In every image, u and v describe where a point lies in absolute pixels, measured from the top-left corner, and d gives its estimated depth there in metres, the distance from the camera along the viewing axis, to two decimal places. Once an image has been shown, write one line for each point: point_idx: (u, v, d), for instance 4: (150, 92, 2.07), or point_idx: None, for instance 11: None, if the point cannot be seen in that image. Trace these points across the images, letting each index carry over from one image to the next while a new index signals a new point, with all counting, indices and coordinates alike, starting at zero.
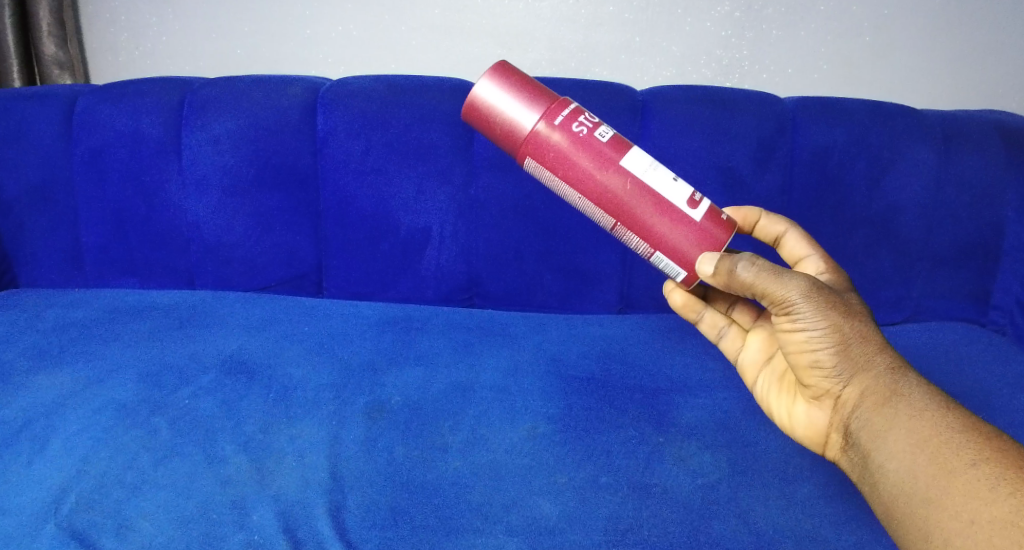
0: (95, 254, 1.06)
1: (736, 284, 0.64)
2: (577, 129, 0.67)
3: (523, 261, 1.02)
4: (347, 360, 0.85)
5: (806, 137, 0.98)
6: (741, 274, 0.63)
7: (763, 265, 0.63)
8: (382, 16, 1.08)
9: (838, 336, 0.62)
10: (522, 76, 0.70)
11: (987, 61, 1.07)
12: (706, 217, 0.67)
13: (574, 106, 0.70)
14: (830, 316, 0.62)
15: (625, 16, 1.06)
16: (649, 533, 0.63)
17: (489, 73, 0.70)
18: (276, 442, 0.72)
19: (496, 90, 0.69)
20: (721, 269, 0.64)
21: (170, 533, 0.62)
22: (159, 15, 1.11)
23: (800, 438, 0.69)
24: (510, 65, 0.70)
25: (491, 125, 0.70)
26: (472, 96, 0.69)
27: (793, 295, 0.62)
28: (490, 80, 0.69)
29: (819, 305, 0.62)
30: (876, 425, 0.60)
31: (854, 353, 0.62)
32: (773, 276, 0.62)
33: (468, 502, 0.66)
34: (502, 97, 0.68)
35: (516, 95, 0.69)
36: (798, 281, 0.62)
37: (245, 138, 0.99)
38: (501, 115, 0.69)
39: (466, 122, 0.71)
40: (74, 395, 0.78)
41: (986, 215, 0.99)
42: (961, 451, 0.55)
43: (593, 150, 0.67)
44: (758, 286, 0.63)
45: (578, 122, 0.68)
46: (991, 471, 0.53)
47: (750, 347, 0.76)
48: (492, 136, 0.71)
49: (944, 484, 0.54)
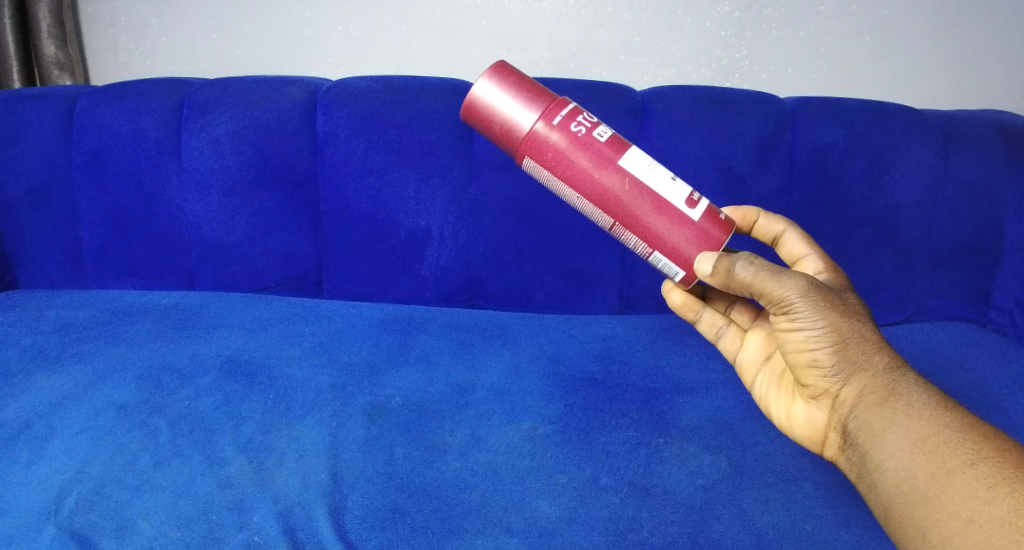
0: (95, 255, 1.06)
1: (735, 283, 0.64)
2: (576, 129, 0.67)
3: (523, 261, 1.02)
4: (347, 361, 0.85)
5: (806, 137, 0.98)
6: (739, 273, 0.63)
7: (761, 264, 0.63)
8: (382, 16, 1.08)
9: (836, 335, 0.62)
10: (520, 76, 0.70)
11: (987, 61, 1.07)
12: (705, 217, 0.67)
13: (573, 105, 0.70)
14: (829, 316, 0.62)
15: (625, 16, 1.06)
16: (648, 533, 0.63)
17: (488, 73, 0.69)
18: (276, 442, 0.72)
19: (495, 90, 0.69)
20: (719, 268, 0.64)
21: (170, 534, 0.62)
22: (160, 15, 1.11)
23: (799, 438, 0.69)
24: (509, 65, 0.70)
25: (489, 125, 0.70)
26: (471, 96, 0.69)
27: (791, 294, 0.62)
28: (489, 80, 0.69)
29: (818, 305, 0.62)
30: (875, 424, 0.60)
31: (852, 352, 0.62)
32: (771, 275, 0.62)
33: (468, 503, 0.66)
34: (501, 96, 0.68)
35: (515, 95, 0.69)
36: (796, 280, 0.62)
37: (245, 139, 0.99)
38: (500, 115, 0.69)
39: (464, 122, 0.71)
40: (74, 396, 0.78)
41: (986, 215, 0.99)
42: (960, 450, 0.55)
43: (591, 150, 0.67)
44: (757, 285, 0.63)
45: (577, 122, 0.68)
46: (989, 470, 0.53)
47: (750, 347, 0.76)
48: (490, 136, 0.71)
49: (943, 483, 0.54)
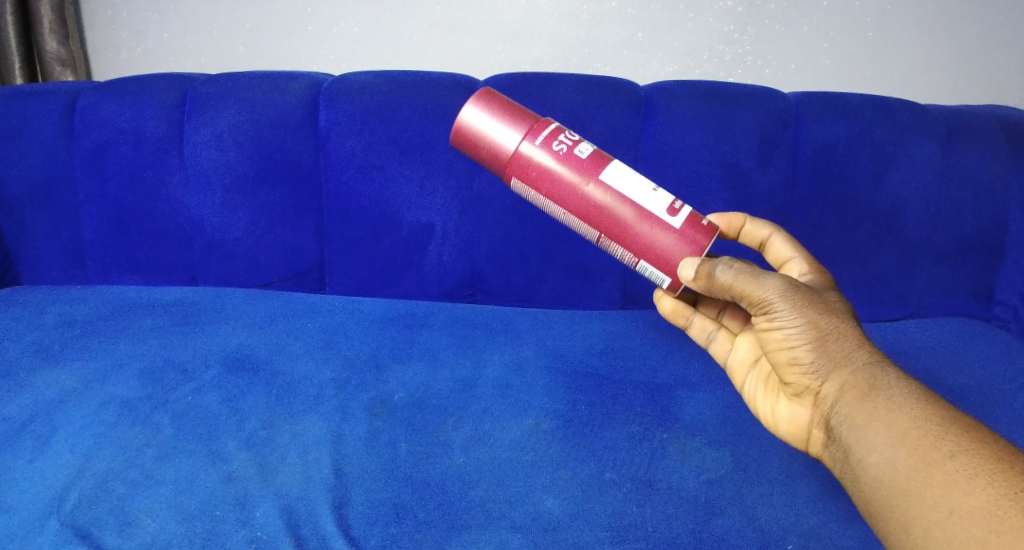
0: (96, 252, 1.06)
1: (716, 287, 0.65)
2: (558, 147, 0.68)
3: (525, 257, 1.02)
4: (350, 356, 0.85)
5: (808, 133, 0.98)
6: (720, 277, 0.64)
7: (741, 266, 0.64)
8: (384, 12, 1.08)
9: (815, 332, 0.62)
10: (503, 98, 0.71)
11: (989, 55, 1.06)
12: (688, 224, 0.67)
13: (557, 124, 0.71)
14: (807, 313, 0.62)
15: (626, 12, 1.05)
16: (653, 529, 0.63)
17: (471, 99, 0.71)
18: (279, 436, 0.72)
19: (480, 114, 0.70)
20: (701, 272, 0.65)
21: (173, 529, 0.62)
22: (160, 11, 1.11)
23: (784, 436, 0.69)
24: (491, 90, 0.71)
25: (476, 148, 0.71)
26: (457, 121, 0.71)
27: (769, 294, 0.63)
28: (474, 104, 0.70)
29: (796, 303, 0.62)
30: (856, 419, 0.59)
31: (831, 347, 0.62)
32: (751, 277, 0.63)
33: (471, 498, 0.66)
34: (486, 120, 0.69)
35: (498, 117, 0.70)
36: (775, 281, 0.63)
37: (247, 135, 0.99)
38: (485, 138, 0.70)
39: (453, 144, 0.72)
40: (77, 392, 0.78)
41: (989, 210, 0.99)
42: (940, 442, 0.55)
43: (573, 166, 0.68)
44: (737, 287, 0.64)
45: (559, 140, 0.69)
46: (969, 462, 0.53)
47: (739, 349, 0.76)
48: (478, 158, 0.72)
49: (925, 476, 0.54)
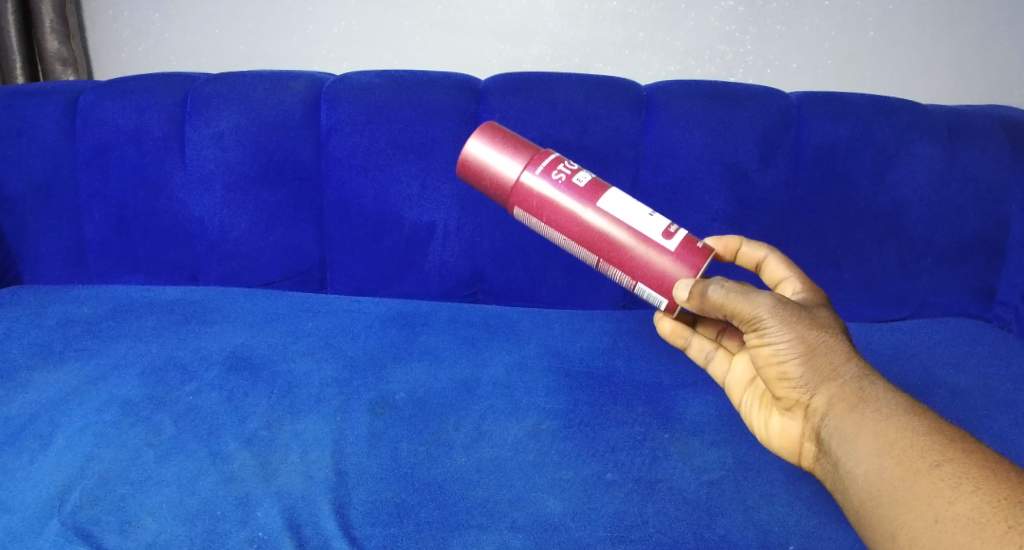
0: (98, 251, 1.06)
1: (709, 306, 0.65)
2: (557, 176, 0.72)
3: (526, 257, 1.02)
4: (351, 355, 0.85)
5: (809, 133, 0.97)
6: (712, 296, 0.65)
7: (732, 284, 0.64)
8: (384, 11, 1.08)
9: (803, 347, 0.62)
10: (507, 132, 0.75)
11: (990, 55, 1.06)
12: (682, 246, 0.68)
13: (558, 155, 0.74)
14: (795, 327, 0.62)
15: (627, 11, 1.05)
16: (654, 529, 0.64)
17: (476, 133, 0.75)
18: (280, 436, 0.72)
19: (483, 146, 0.74)
20: (695, 292, 0.66)
21: (174, 529, 0.62)
22: (161, 11, 1.11)
23: (778, 450, 0.69)
24: (495, 124, 0.75)
25: (481, 179, 0.75)
26: (462, 153, 0.75)
27: (759, 311, 0.62)
28: (478, 137, 0.74)
29: (785, 318, 0.62)
30: (844, 431, 0.59)
31: (819, 361, 0.61)
32: (741, 295, 0.63)
33: (472, 498, 0.66)
34: (489, 152, 0.73)
35: (501, 148, 0.73)
36: (765, 298, 0.63)
37: (248, 134, 0.99)
38: (488, 168, 0.74)
39: (460, 176, 0.76)
40: (78, 392, 0.78)
41: (991, 210, 0.99)
42: (925, 452, 0.55)
43: (571, 193, 0.71)
44: (728, 306, 0.64)
45: (558, 169, 0.72)
46: (954, 471, 0.53)
47: (737, 368, 0.76)
48: (483, 188, 0.75)
49: (910, 485, 0.54)
